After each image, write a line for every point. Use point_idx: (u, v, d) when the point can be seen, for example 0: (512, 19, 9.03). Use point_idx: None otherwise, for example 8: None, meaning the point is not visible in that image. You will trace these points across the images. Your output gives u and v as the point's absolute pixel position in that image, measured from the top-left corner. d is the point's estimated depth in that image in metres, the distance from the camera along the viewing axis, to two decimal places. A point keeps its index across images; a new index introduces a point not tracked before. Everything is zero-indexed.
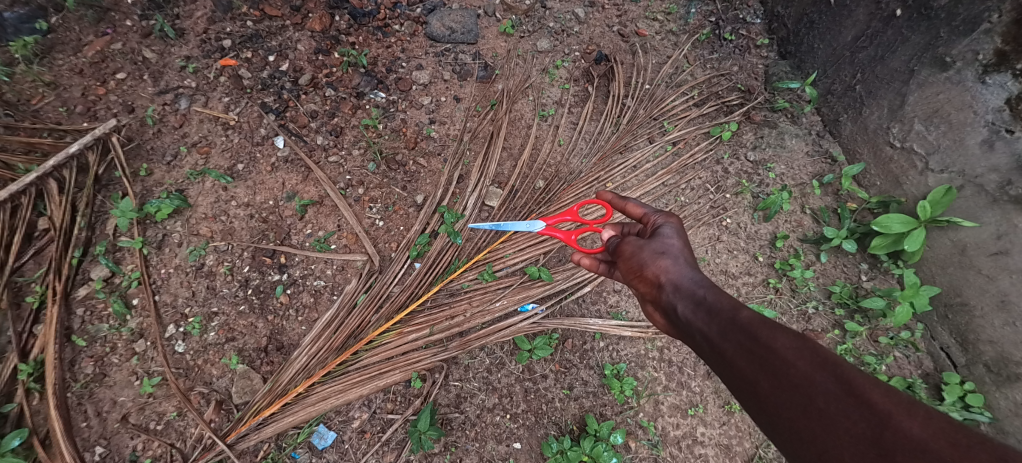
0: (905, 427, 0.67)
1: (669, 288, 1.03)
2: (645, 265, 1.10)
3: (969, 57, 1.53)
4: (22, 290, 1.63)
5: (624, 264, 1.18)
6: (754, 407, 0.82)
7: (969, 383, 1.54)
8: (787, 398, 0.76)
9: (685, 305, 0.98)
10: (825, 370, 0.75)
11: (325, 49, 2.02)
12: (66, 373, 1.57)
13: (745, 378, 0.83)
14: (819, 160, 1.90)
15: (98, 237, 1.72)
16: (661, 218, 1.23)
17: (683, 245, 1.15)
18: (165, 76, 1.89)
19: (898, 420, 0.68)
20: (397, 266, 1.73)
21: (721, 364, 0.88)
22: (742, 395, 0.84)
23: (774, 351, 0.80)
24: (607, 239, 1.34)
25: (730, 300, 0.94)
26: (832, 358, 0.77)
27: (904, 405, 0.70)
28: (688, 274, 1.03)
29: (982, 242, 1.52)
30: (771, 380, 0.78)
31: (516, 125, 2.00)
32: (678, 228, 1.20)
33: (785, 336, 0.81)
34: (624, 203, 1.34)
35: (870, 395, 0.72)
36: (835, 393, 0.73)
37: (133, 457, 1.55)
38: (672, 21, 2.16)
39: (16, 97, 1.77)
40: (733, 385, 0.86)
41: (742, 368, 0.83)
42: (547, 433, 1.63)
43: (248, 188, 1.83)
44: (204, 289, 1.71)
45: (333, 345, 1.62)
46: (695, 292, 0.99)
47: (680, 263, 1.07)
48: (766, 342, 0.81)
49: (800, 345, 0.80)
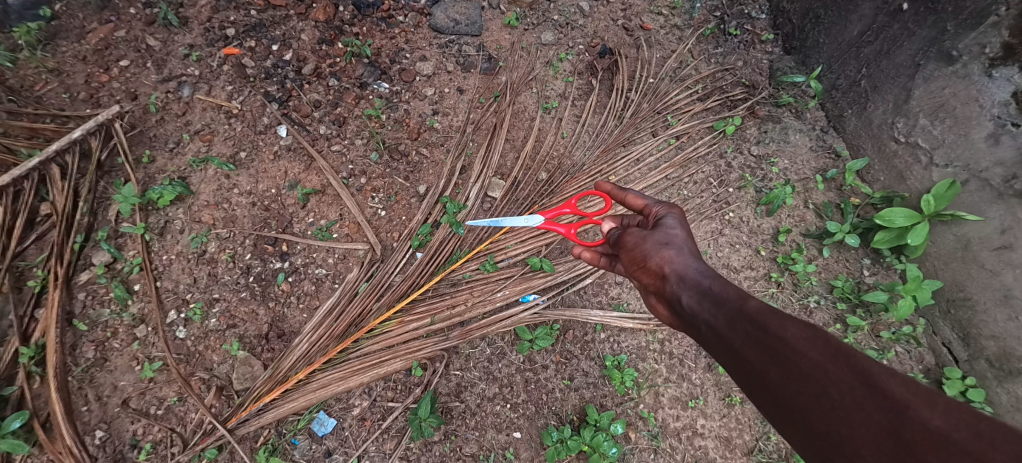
0: (925, 417, 0.64)
1: (674, 279, 1.03)
2: (649, 257, 1.11)
3: (975, 51, 1.52)
4: (24, 275, 1.63)
5: (628, 256, 1.19)
6: (765, 400, 0.82)
7: (970, 379, 1.55)
8: (799, 389, 0.75)
9: (689, 296, 0.98)
10: (837, 360, 0.74)
11: (329, 40, 2.01)
12: (66, 357, 1.57)
13: (755, 369, 0.82)
14: (822, 155, 1.90)
15: (100, 223, 1.72)
16: (664, 209, 1.24)
17: (687, 235, 1.15)
18: (168, 64, 1.89)
19: (916, 411, 0.65)
20: (398, 255, 1.73)
21: (729, 355, 0.88)
22: (752, 387, 0.84)
23: (784, 341, 0.79)
24: (608, 232, 1.34)
25: (736, 290, 0.93)
26: (845, 348, 0.75)
27: (923, 394, 0.67)
28: (693, 265, 1.04)
29: (986, 237, 1.52)
30: (781, 371, 0.78)
31: (519, 117, 2.00)
32: (681, 218, 1.21)
33: (794, 326, 0.80)
34: (623, 194, 1.34)
35: (885, 384, 0.69)
36: (848, 384, 0.71)
37: (133, 441, 1.54)
38: (676, 16, 2.15)
39: (19, 83, 1.77)
40: (743, 377, 0.85)
41: (751, 359, 0.83)
42: (547, 423, 1.63)
43: (250, 177, 1.83)
44: (205, 276, 1.71)
45: (334, 333, 1.62)
46: (700, 282, 0.99)
47: (684, 254, 1.07)
48: (775, 333, 0.81)
49: (811, 334, 0.79)
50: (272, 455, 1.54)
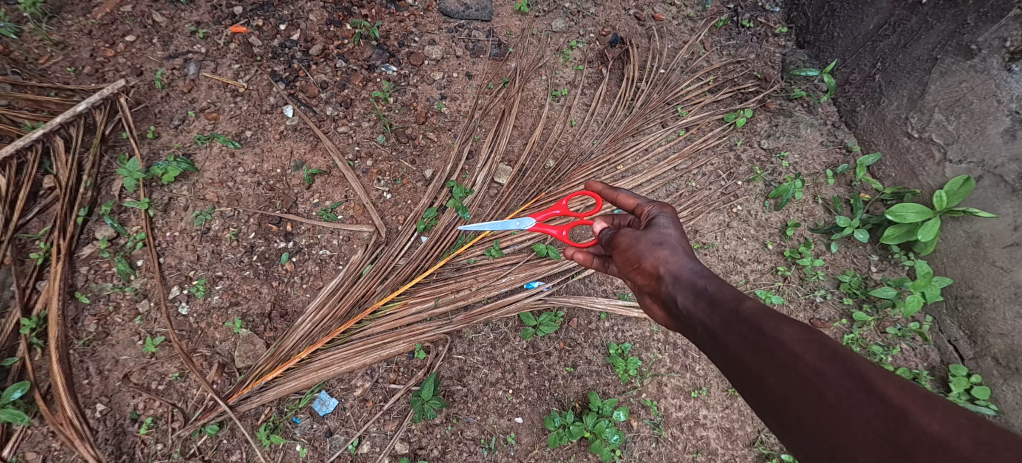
0: (924, 423, 0.63)
1: (669, 279, 1.02)
2: (644, 257, 1.10)
3: (995, 45, 1.53)
4: (26, 247, 1.62)
5: (621, 257, 1.17)
6: (760, 404, 0.79)
7: (976, 376, 1.56)
8: (796, 393, 0.72)
9: (685, 297, 0.97)
10: (834, 364, 0.71)
11: (337, 21, 1.98)
12: (69, 330, 1.56)
13: (752, 373, 0.79)
14: (833, 150, 1.87)
15: (104, 197, 1.70)
16: (657, 209, 1.22)
17: (680, 235, 1.14)
18: (174, 41, 1.86)
19: (914, 417, 0.64)
20: (404, 238, 1.72)
21: (724, 359, 0.85)
22: (747, 389, 0.81)
23: (779, 343, 0.77)
24: (600, 232, 1.32)
25: (731, 291, 0.92)
26: (843, 352, 0.73)
27: (923, 400, 0.65)
28: (688, 265, 1.02)
29: (998, 233, 1.52)
30: (778, 375, 0.75)
31: (528, 104, 1.98)
32: (674, 218, 1.20)
33: (790, 328, 0.78)
34: (616, 194, 1.33)
35: (885, 390, 0.67)
36: (847, 388, 0.69)
37: (134, 416, 1.54)
38: (689, 6, 2.12)
39: (24, 55, 1.74)
40: (739, 380, 0.83)
41: (748, 363, 0.80)
42: (549, 409, 1.63)
43: (255, 155, 1.81)
44: (209, 253, 1.71)
45: (337, 314, 1.61)
46: (695, 283, 0.97)
47: (679, 254, 1.06)
48: (771, 335, 0.78)
49: (808, 337, 0.76)
50: (273, 433, 1.55)
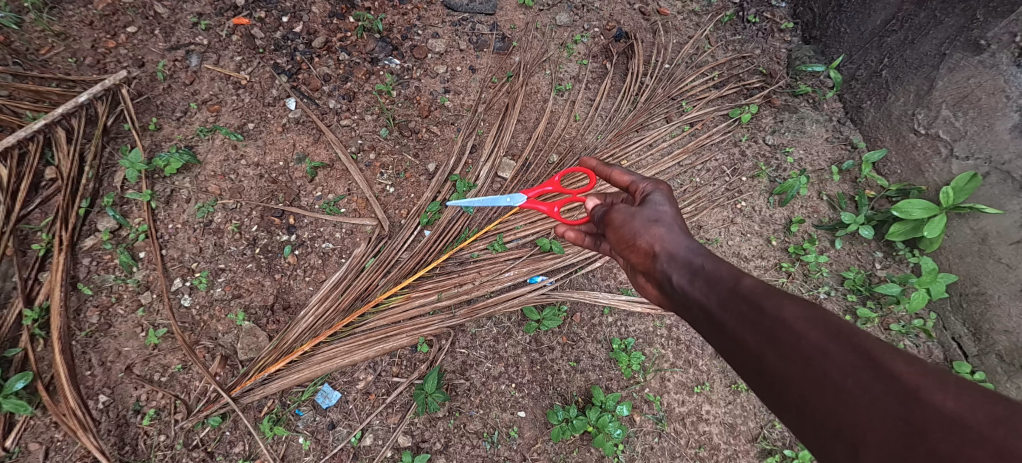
0: (936, 400, 0.60)
1: (666, 259, 1.01)
2: (638, 237, 1.08)
3: (1004, 40, 1.52)
4: (28, 238, 1.61)
5: (616, 237, 1.15)
6: (764, 385, 0.77)
7: (980, 373, 1.56)
8: (798, 371, 0.71)
9: (682, 276, 0.96)
10: (838, 341, 0.70)
11: (340, 14, 1.97)
12: (71, 321, 1.56)
13: (753, 352, 0.78)
14: (838, 146, 1.87)
15: (106, 189, 1.69)
16: (651, 186, 1.21)
17: (676, 212, 1.12)
18: (176, 32, 1.84)
19: (925, 394, 0.61)
20: (407, 232, 1.71)
21: (727, 339, 0.84)
22: (749, 370, 0.80)
23: (781, 320, 0.76)
24: (592, 209, 1.29)
25: (730, 269, 0.91)
26: (848, 329, 0.71)
27: (934, 375, 0.63)
28: (684, 243, 1.01)
29: (1004, 231, 1.52)
30: (779, 354, 0.74)
31: (532, 98, 1.97)
32: (668, 195, 1.18)
33: (792, 306, 0.77)
34: (609, 172, 1.31)
35: (892, 365, 0.65)
36: (852, 366, 0.67)
37: (137, 407, 1.54)
38: (694, 2, 2.11)
39: (25, 46, 1.73)
40: (740, 361, 0.82)
41: (750, 341, 0.79)
42: (552, 403, 1.63)
43: (258, 148, 1.80)
44: (212, 246, 1.70)
45: (340, 307, 1.61)
46: (692, 262, 0.96)
47: (675, 232, 1.05)
48: (773, 313, 0.77)
49: (809, 314, 0.75)
50: (276, 425, 1.55)
